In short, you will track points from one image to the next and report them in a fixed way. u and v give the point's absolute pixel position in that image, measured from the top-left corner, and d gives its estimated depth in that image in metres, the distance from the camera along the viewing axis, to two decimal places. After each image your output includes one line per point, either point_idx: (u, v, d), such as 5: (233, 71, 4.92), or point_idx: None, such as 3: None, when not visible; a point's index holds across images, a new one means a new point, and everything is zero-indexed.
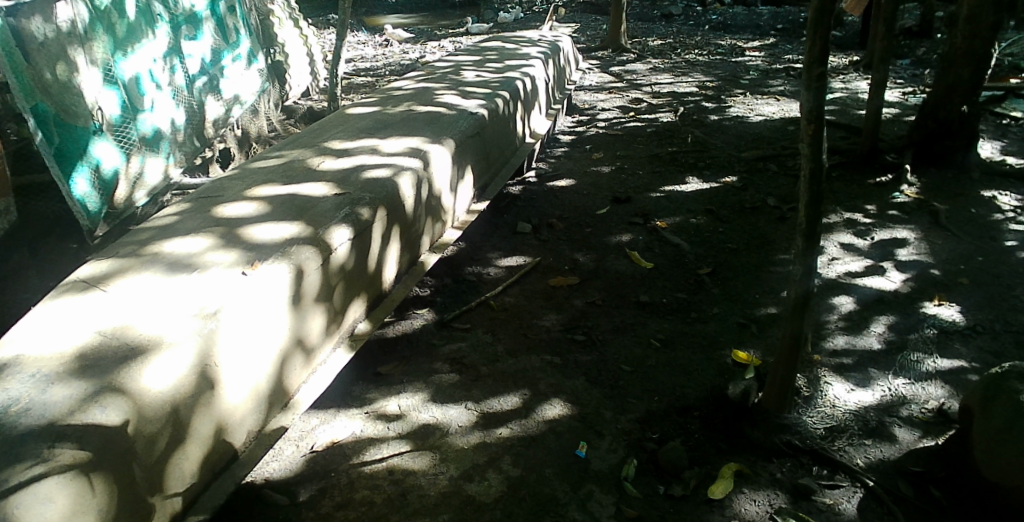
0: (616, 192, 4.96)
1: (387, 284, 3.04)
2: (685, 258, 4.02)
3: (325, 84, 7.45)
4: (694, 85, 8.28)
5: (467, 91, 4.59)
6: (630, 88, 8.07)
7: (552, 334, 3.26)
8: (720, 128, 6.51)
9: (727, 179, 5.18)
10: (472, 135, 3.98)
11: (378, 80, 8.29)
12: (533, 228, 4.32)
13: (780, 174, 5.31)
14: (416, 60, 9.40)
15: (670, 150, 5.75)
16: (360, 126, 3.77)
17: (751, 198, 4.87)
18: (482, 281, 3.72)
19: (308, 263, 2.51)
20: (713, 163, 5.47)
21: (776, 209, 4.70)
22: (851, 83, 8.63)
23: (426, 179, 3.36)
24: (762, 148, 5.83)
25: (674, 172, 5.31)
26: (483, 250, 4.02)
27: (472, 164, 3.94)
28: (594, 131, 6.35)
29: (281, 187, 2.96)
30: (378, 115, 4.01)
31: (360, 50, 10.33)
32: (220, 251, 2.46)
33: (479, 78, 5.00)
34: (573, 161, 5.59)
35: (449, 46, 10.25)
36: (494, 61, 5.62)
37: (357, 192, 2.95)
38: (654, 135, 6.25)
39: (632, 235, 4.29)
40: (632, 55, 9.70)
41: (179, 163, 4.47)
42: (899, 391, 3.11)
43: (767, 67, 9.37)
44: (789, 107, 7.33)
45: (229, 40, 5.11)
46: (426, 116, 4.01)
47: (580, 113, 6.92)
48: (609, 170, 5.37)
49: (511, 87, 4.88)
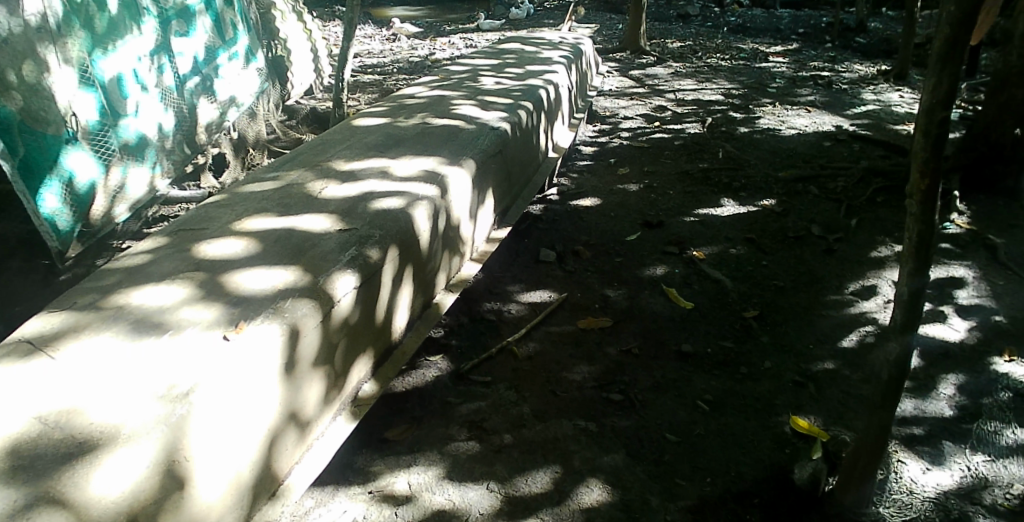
0: (645, 215, 4.52)
1: (396, 334, 2.62)
2: (728, 297, 3.60)
3: (330, 82, 7.01)
4: (720, 93, 7.82)
5: (486, 101, 4.15)
6: (652, 94, 7.61)
7: (583, 392, 2.84)
8: (752, 142, 6.06)
9: (766, 202, 4.74)
10: (494, 154, 3.55)
11: (386, 79, 7.86)
12: (557, 257, 3.90)
13: (822, 198, 4.87)
14: (426, 58, 8.97)
15: (702, 167, 5.30)
16: (369, 142, 3.34)
17: (793, 225, 4.44)
18: (502, 321, 3.31)
19: (305, 321, 2.08)
20: (749, 183, 5.02)
21: (821, 240, 4.27)
22: (883, 94, 8.16)
23: (444, 208, 2.94)
24: (799, 167, 5.39)
25: (707, 193, 4.87)
26: (503, 283, 3.61)
27: (493, 186, 3.52)
28: (617, 142, 5.90)
29: (276, 221, 2.53)
30: (389, 129, 3.58)
31: (368, 45, 9.88)
32: (198, 307, 2.04)
33: (498, 85, 4.57)
34: (596, 176, 5.16)
35: (460, 43, 9.82)
36: (513, 65, 5.18)
37: (366, 227, 2.52)
38: (683, 148, 5.81)
39: (667, 267, 3.87)
40: (652, 57, 9.26)
41: (166, 174, 4.04)
42: (979, 471, 2.67)
43: (793, 75, 8.92)
44: (823, 121, 6.88)
45: (225, 37, 4.68)
46: (443, 132, 3.58)
47: (602, 121, 6.48)
48: (638, 189, 4.93)
49: (534, 97, 4.44)
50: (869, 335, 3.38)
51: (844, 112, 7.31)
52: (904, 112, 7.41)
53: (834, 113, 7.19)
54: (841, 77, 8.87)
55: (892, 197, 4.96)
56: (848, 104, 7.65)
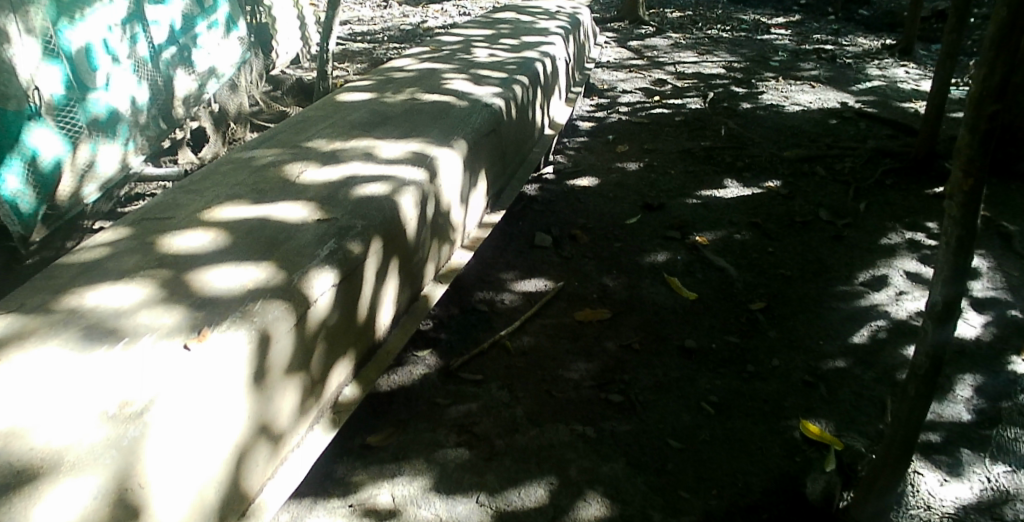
0: (645, 196, 4.31)
1: (380, 331, 2.44)
2: (733, 287, 3.41)
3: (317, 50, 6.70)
4: (721, 66, 7.55)
5: (479, 75, 3.91)
6: (652, 67, 7.34)
7: (581, 392, 2.67)
8: (755, 119, 5.83)
9: (771, 184, 4.53)
10: (486, 133, 3.33)
11: (376, 47, 7.55)
12: (554, 241, 3.70)
13: (829, 180, 4.67)
14: (418, 26, 8.64)
15: (704, 145, 5.08)
16: (353, 120, 3.11)
17: (799, 209, 4.24)
18: (494, 312, 3.13)
19: (277, 326, 1.90)
20: (754, 163, 4.81)
21: (829, 226, 4.08)
22: (888, 69, 7.91)
23: (433, 194, 2.73)
24: (806, 146, 5.18)
25: (709, 173, 4.66)
26: (496, 270, 3.42)
27: (486, 168, 3.30)
28: (615, 117, 5.66)
29: (249, 210, 2.33)
30: (376, 105, 3.34)
31: (357, 11, 9.52)
32: (158, 311, 1.84)
33: (492, 57, 4.32)
34: (594, 154, 4.93)
35: (453, 10, 9.48)
36: (509, 35, 4.91)
37: (346, 218, 2.32)
38: (684, 124, 5.58)
39: (669, 254, 3.67)
40: (651, 28, 8.96)
41: (140, 150, 3.80)
42: (1000, 483, 2.53)
43: (796, 48, 8.64)
44: (827, 97, 6.64)
45: (205, 4, 4.39)
46: (432, 109, 3.35)
47: (600, 95, 6.22)
48: (637, 169, 4.71)
49: (530, 71, 4.20)
50: (881, 331, 3.23)
51: (849, 88, 7.07)
52: (910, 89, 7.17)
53: (838, 90, 6.95)
54: (845, 52, 8.60)
55: (901, 180, 4.76)
56: (853, 79, 7.40)
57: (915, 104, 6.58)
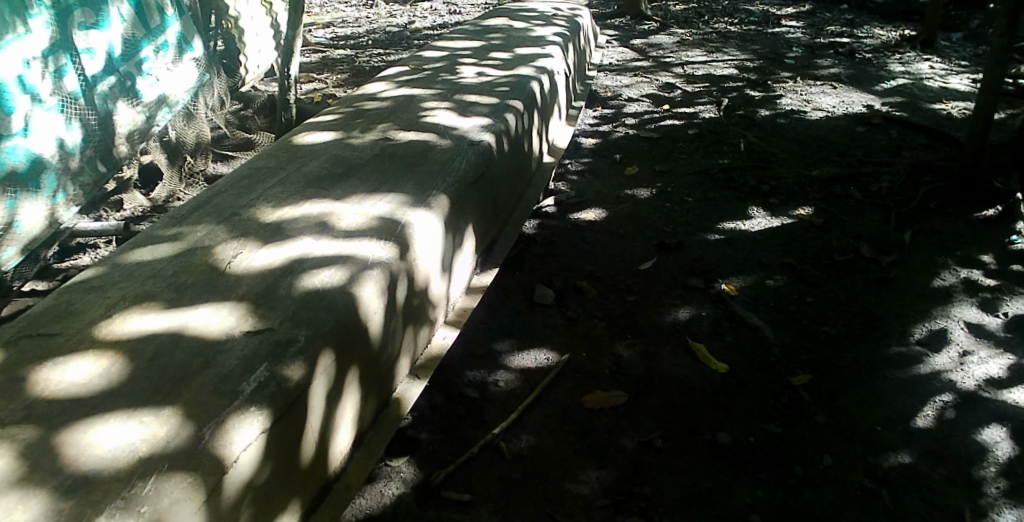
0: (660, 231, 3.76)
1: (338, 460, 1.94)
2: (769, 354, 2.89)
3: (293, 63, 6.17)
4: (733, 65, 6.86)
5: (465, 102, 3.36)
6: (657, 68, 6.67)
7: (592, 516, 2.18)
8: (775, 129, 5.24)
9: (802, 211, 3.97)
10: (474, 179, 2.80)
11: (359, 54, 6.99)
12: (557, 297, 3.18)
13: (866, 204, 4.08)
14: (405, 28, 8.06)
15: (723, 164, 4.51)
16: (311, 173, 2.60)
17: (837, 243, 3.68)
18: (487, 399, 2.62)
19: (173, 511, 1.40)
20: (780, 187, 4.20)
21: (873, 266, 3.53)
22: (911, 63, 7.22)
23: (405, 273, 2.22)
24: (837, 161, 4.59)
25: (731, 199, 4.09)
26: (489, 340, 2.91)
27: (474, 221, 2.78)
28: (621, 132, 5.09)
29: (160, 318, 1.85)
30: (339, 150, 2.81)
31: (341, 13, 8.96)
32: (9, 501, 1.33)
33: (480, 77, 3.77)
34: (600, 178, 4.38)
35: (443, 9, 8.90)
36: (500, 47, 4.35)
37: (283, 327, 1.83)
38: (698, 138, 5.01)
39: (692, 310, 3.14)
40: (655, 23, 8.36)
41: (73, 201, 3.30)
42: None
43: (810, 41, 7.99)
44: (851, 99, 6.00)
45: (149, 25, 3.87)
46: (407, 153, 2.82)
47: (603, 104, 5.63)
48: (649, 195, 4.14)
49: (525, 93, 3.64)
50: (947, 408, 2.73)
51: (873, 87, 6.41)
52: (938, 87, 6.49)
53: (862, 90, 6.29)
54: (862, 45, 7.93)
55: (946, 202, 4.18)
56: (876, 76, 6.74)
57: (946, 106, 5.94)
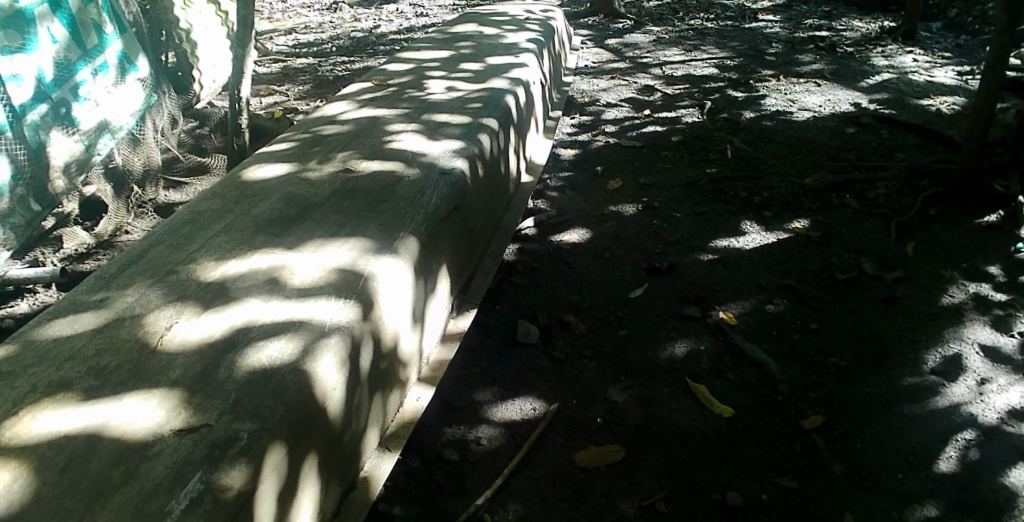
0: (649, 253, 3.50)
1: None
2: (775, 394, 2.65)
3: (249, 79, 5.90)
4: (713, 63, 6.61)
5: (434, 123, 3.07)
6: (635, 70, 6.40)
7: None
8: (762, 132, 5.00)
9: (798, 224, 3.73)
10: (446, 215, 2.51)
11: (321, 63, 6.65)
12: (541, 335, 2.92)
13: (864, 214, 3.85)
14: (370, 33, 7.73)
15: (711, 174, 4.25)
16: (261, 217, 2.31)
17: (838, 259, 3.44)
18: (469, 461, 2.36)
19: None
20: (773, 198, 3.96)
21: (878, 284, 3.29)
22: (894, 57, 7.02)
23: (368, 336, 1.94)
24: (829, 166, 4.36)
25: (721, 213, 3.84)
26: (469, 389, 2.64)
27: (448, 262, 2.50)
28: (602, 141, 4.82)
29: (76, 413, 1.58)
30: (293, 186, 2.52)
31: (304, 18, 8.62)
32: None
33: (451, 92, 3.47)
34: (582, 193, 4.11)
35: (409, 12, 8.57)
36: (471, 57, 4.05)
37: (222, 422, 1.57)
38: (683, 145, 4.75)
39: (688, 343, 2.89)
40: (629, 21, 8.10)
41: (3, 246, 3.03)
42: None
43: (790, 36, 7.76)
44: (836, 97, 5.77)
45: (85, 44, 3.57)
46: (370, 188, 2.53)
47: (581, 110, 5.36)
48: (635, 212, 3.88)
49: (499, 109, 3.35)
50: (971, 447, 2.49)
51: (858, 83, 6.19)
52: (924, 81, 6.28)
53: (847, 86, 6.07)
54: (842, 38, 7.71)
55: (946, 208, 3.96)
56: (859, 71, 6.52)
57: (935, 101, 5.73)
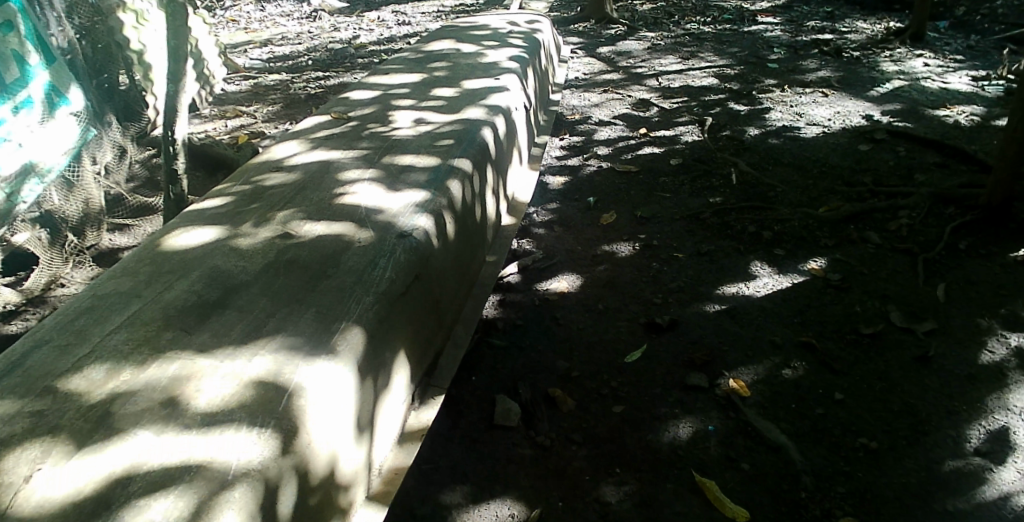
0: (647, 304, 3.09)
1: None
2: (795, 491, 2.25)
3: (212, 111, 5.61)
4: (712, 73, 6.20)
5: (396, 167, 2.65)
6: (629, 82, 5.99)
7: None
8: (768, 151, 4.58)
9: (813, 264, 3.33)
10: (403, 291, 2.10)
11: (294, 79, 6.25)
12: (523, 415, 2.51)
13: (887, 251, 3.44)
14: (348, 44, 7.33)
15: (714, 204, 3.85)
16: (174, 307, 1.91)
17: (861, 308, 3.02)
18: None
19: None
20: (784, 233, 3.55)
21: (907, 338, 2.88)
22: (905, 60, 6.60)
23: (287, 476, 1.57)
24: (844, 192, 3.94)
25: (727, 252, 3.43)
26: (438, 491, 2.24)
27: (406, 347, 2.09)
28: (593, 166, 4.41)
29: None
30: (219, 259, 2.12)
31: (282, 28, 8.26)
32: None
33: (420, 125, 3.05)
34: (572, 229, 3.70)
35: (391, 20, 8.18)
36: (444, 81, 3.63)
37: None
38: (682, 168, 4.34)
39: (693, 422, 2.49)
40: (621, 27, 7.71)
41: None
42: None
43: (792, 39, 7.35)
44: (846, 109, 5.35)
45: (4, 78, 3.11)
46: (311, 258, 2.11)
47: (570, 130, 4.95)
48: (631, 252, 3.46)
49: (474, 145, 2.92)
50: None
51: (867, 92, 5.77)
52: (939, 88, 5.86)
53: (856, 96, 5.65)
54: (847, 42, 7.29)
55: (978, 240, 3.54)
56: (868, 79, 6.10)
57: (952, 111, 5.32)
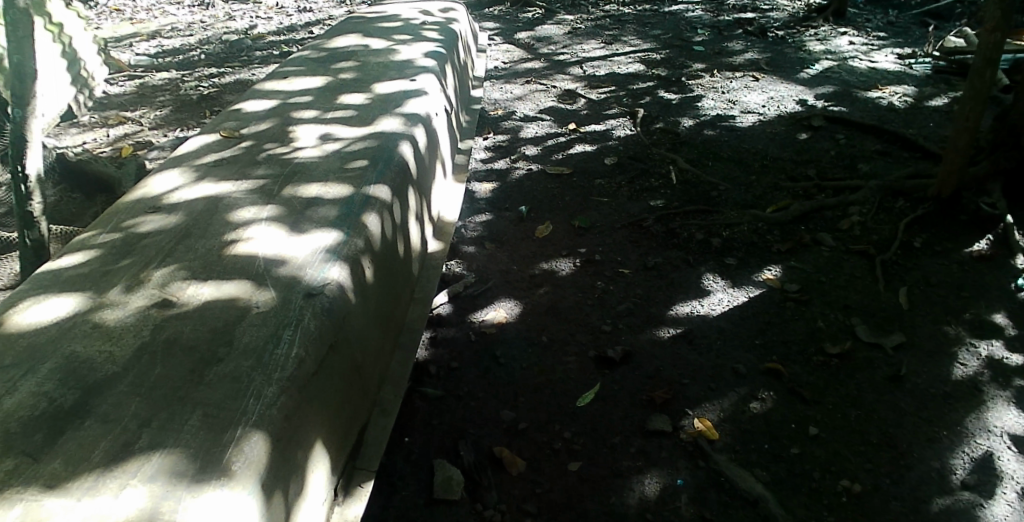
0: (596, 332, 2.79)
1: None
2: None
3: (90, 119, 4.98)
4: (637, 58, 5.94)
5: (301, 199, 2.23)
6: (552, 70, 5.66)
7: None
8: (706, 144, 4.35)
9: (768, 273, 3.12)
10: (316, 369, 1.71)
11: (185, 77, 5.64)
12: (468, 484, 2.18)
13: (840, 255, 3.26)
14: (246, 35, 6.71)
15: (657, 209, 3.58)
16: (15, 420, 1.47)
17: (824, 323, 2.84)
18: None
19: None
20: (734, 240, 3.32)
21: (876, 355, 2.71)
22: (829, 39, 6.52)
23: None
24: (788, 187, 3.79)
25: (676, 264, 3.18)
26: None
27: (323, 436, 1.72)
28: (523, 169, 4.06)
29: None
30: (77, 344, 1.67)
31: (171, 18, 7.52)
32: None
33: (328, 142, 2.62)
34: (506, 245, 3.36)
35: (293, 7, 7.56)
36: (353, 86, 3.19)
37: None
38: (619, 167, 4.05)
39: (660, 475, 2.21)
40: (539, 9, 7.36)
41: None
42: None
43: (715, 19, 7.17)
44: (778, 94, 5.18)
45: None
46: (196, 336, 1.69)
47: (494, 127, 4.58)
48: (573, 270, 3.15)
49: (393, 165, 2.52)
50: None
51: (797, 75, 5.63)
52: (867, 68, 5.78)
53: (787, 79, 5.50)
54: (770, 20, 7.16)
55: (929, 236, 3.40)
56: (796, 60, 5.97)
57: (884, 92, 5.24)
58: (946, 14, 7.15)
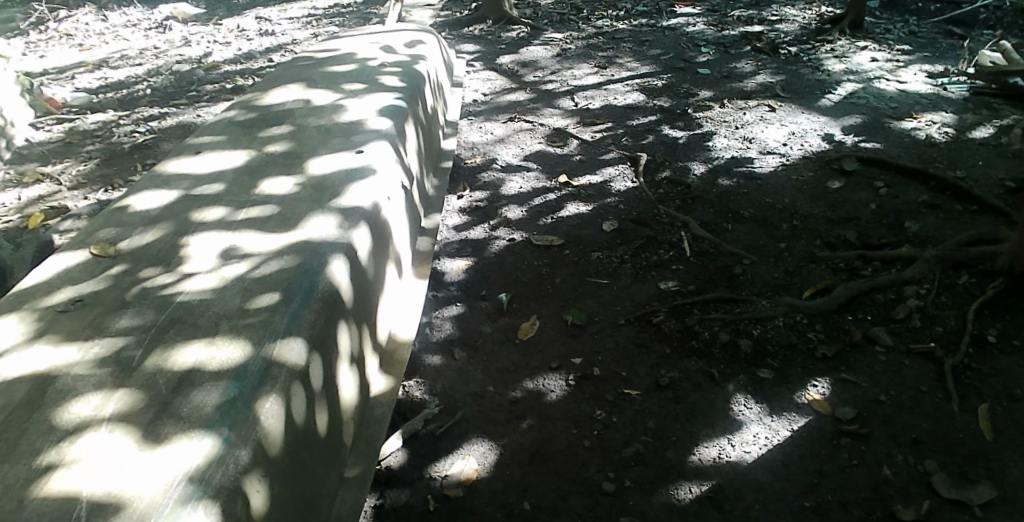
0: (594, 493, 2.13)
1: None
2: None
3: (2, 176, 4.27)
4: (636, 85, 5.27)
5: (170, 373, 1.55)
6: (539, 102, 4.99)
7: None
8: (721, 198, 3.68)
9: (813, 391, 2.47)
10: None
11: (122, 120, 4.96)
12: None
13: (901, 361, 2.59)
14: (197, 64, 6.02)
15: (668, 297, 2.91)
16: None
17: (891, 473, 2.19)
18: None
19: None
20: (767, 342, 2.65)
21: (960, 519, 2.07)
22: (847, 56, 5.85)
23: None
24: (825, 259, 3.12)
25: (695, 380, 2.51)
26: None
27: None
28: (504, 239, 3.39)
29: None
30: None
31: (121, 44, 6.84)
32: None
33: (231, 258, 1.94)
34: (481, 352, 2.69)
35: (255, 29, 6.88)
36: (281, 162, 2.49)
37: None
38: (620, 233, 3.39)
39: None
40: (525, 27, 6.69)
41: None
42: None
43: (719, 34, 6.50)
44: (799, 128, 4.51)
45: None
46: None
47: (471, 182, 3.92)
48: (565, 392, 2.49)
49: (316, 298, 1.86)
50: None
51: (817, 101, 4.96)
52: (895, 90, 5.11)
53: (806, 108, 4.83)
54: (779, 34, 6.49)
55: (1007, 324, 2.74)
56: (814, 82, 5.29)
57: (919, 122, 4.57)
58: (972, 22, 6.48)
